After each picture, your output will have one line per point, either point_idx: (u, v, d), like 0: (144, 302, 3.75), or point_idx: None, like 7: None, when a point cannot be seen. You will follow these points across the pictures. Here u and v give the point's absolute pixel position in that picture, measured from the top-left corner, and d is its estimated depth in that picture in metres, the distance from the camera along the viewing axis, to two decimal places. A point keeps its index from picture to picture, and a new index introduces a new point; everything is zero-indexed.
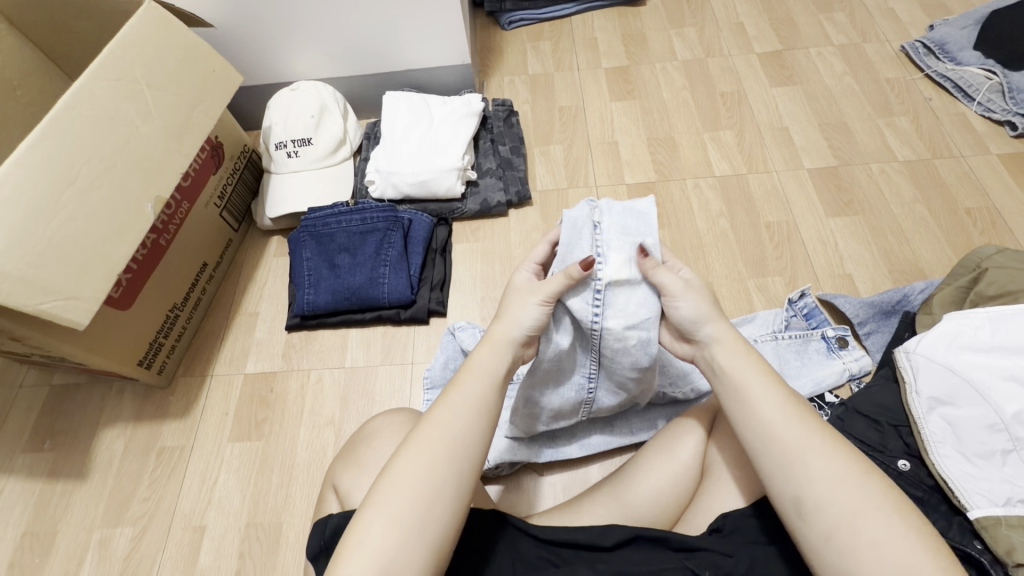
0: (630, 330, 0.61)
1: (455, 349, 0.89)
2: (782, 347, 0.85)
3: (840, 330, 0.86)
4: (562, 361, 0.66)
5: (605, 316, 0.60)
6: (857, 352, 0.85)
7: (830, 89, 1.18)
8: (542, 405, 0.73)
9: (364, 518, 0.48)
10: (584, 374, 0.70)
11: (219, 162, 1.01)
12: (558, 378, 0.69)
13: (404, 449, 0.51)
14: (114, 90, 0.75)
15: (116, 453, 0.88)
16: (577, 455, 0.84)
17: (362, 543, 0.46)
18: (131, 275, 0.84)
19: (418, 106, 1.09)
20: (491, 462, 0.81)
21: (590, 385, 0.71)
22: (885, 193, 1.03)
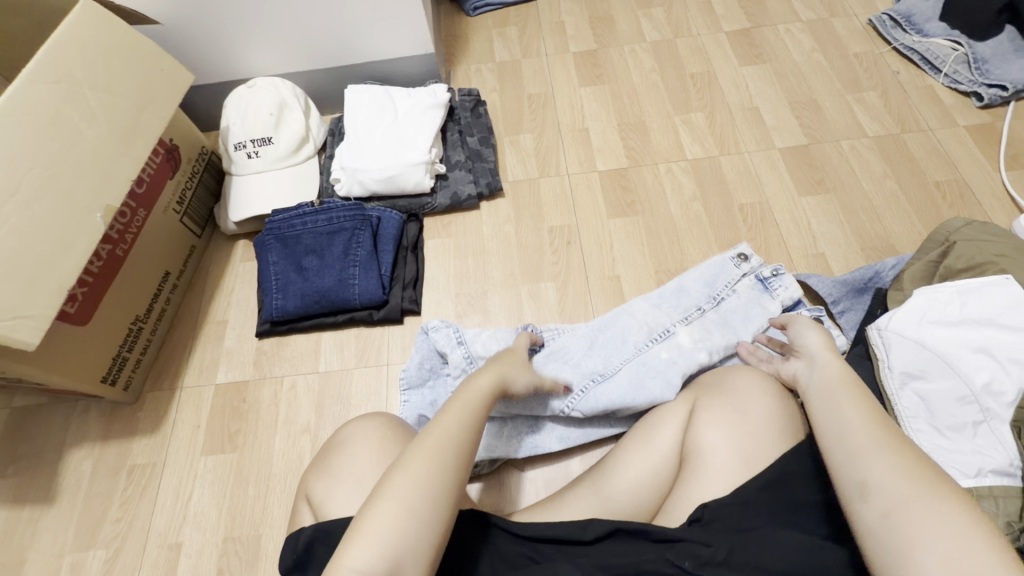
0: (669, 353, 0.81)
1: (429, 347, 0.85)
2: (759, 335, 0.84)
3: (815, 312, 0.85)
4: (604, 349, 0.83)
5: (657, 343, 0.82)
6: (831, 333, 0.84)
7: (799, 66, 1.17)
8: (558, 378, 0.81)
9: (374, 506, 0.47)
10: (606, 368, 0.81)
11: (176, 166, 0.97)
12: (588, 359, 0.83)
13: (416, 447, 0.51)
14: (52, 94, 0.71)
15: (85, 474, 0.85)
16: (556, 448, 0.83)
17: (364, 535, 0.45)
18: (87, 289, 0.80)
19: (381, 100, 1.05)
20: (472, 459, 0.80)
21: (600, 378, 0.81)
22: (856, 169, 1.03)
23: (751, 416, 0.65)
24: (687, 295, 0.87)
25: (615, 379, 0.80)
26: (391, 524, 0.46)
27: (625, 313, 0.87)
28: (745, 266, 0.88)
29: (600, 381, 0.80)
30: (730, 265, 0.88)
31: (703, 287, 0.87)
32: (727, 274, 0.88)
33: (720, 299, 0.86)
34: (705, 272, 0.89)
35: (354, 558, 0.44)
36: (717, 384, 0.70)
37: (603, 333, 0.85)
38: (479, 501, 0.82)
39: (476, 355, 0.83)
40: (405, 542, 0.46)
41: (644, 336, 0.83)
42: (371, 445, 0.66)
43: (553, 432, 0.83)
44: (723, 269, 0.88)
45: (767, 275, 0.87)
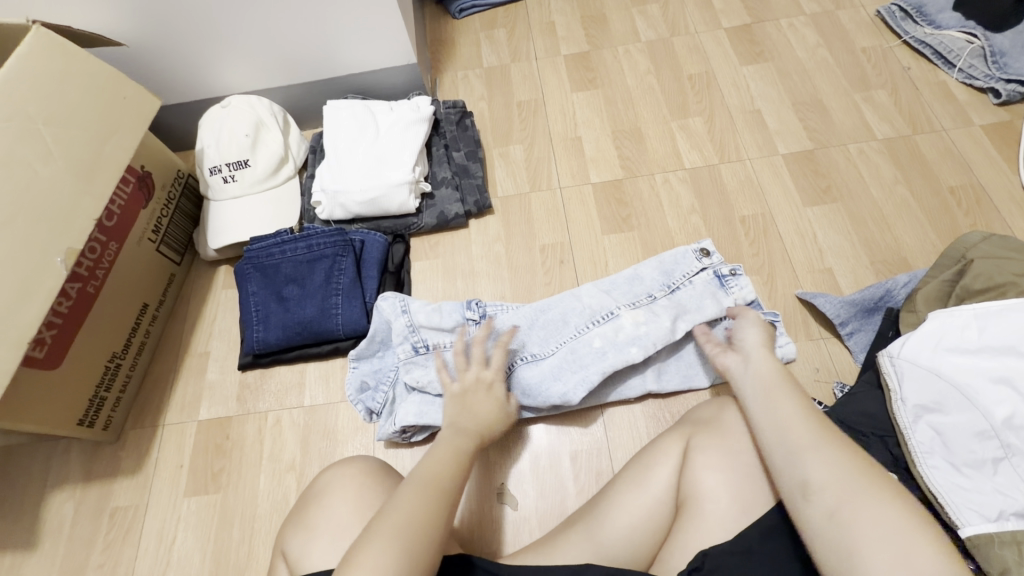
0: (603, 338, 0.81)
1: (383, 322, 0.86)
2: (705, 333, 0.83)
3: (771, 316, 0.84)
4: (542, 331, 0.83)
5: (595, 326, 0.82)
6: (784, 339, 0.83)
7: (803, 63, 1.11)
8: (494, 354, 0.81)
9: (364, 544, 0.48)
10: (538, 350, 0.82)
11: (150, 194, 0.93)
12: (526, 337, 0.83)
13: (403, 488, 0.53)
14: (6, 134, 0.67)
15: (66, 518, 0.83)
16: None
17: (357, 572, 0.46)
18: (56, 331, 0.77)
19: (362, 115, 1.00)
20: (400, 424, 0.79)
21: (529, 358, 0.82)
22: (864, 175, 0.97)
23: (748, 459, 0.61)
24: (640, 282, 0.86)
25: (542, 363, 0.81)
26: (383, 558, 0.47)
27: (573, 295, 0.86)
28: (706, 261, 0.87)
29: (528, 361, 0.81)
30: (691, 258, 0.87)
31: (659, 275, 0.86)
32: (686, 265, 0.87)
33: (669, 288, 0.85)
34: (663, 262, 0.87)
35: None
36: (711, 420, 0.67)
37: (547, 313, 0.84)
38: (468, 543, 0.77)
39: (419, 324, 0.83)
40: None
41: (586, 318, 0.83)
42: (349, 497, 0.63)
43: None
44: (683, 260, 0.87)
45: (726, 273, 0.86)
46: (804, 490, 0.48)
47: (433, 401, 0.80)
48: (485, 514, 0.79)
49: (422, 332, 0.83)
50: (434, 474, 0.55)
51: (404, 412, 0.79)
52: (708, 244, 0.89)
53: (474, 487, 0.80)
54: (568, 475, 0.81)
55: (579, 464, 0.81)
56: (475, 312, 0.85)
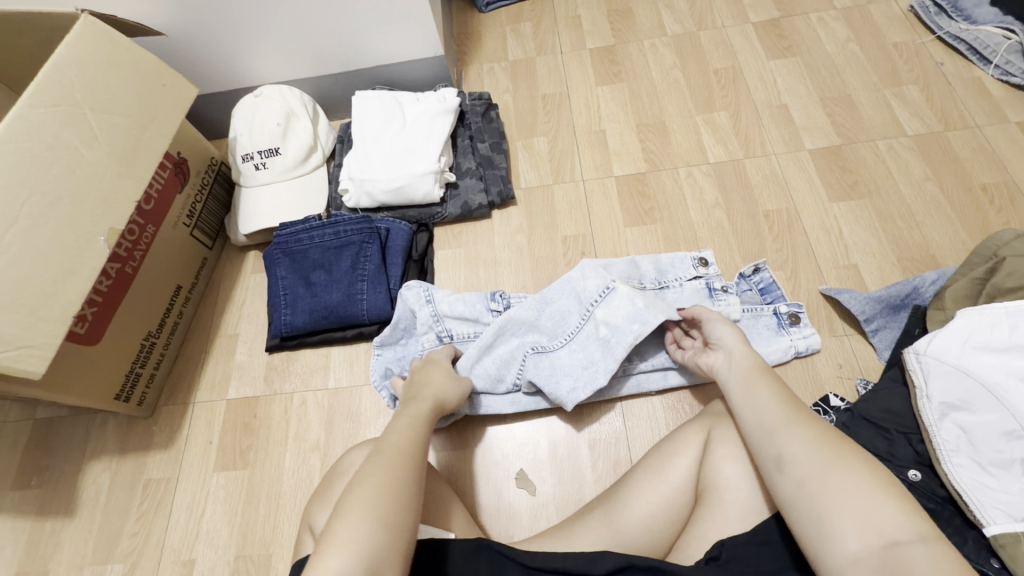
0: (605, 324, 0.79)
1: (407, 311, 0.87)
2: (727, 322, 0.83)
3: (793, 306, 0.85)
4: (547, 320, 0.83)
5: (597, 307, 0.81)
6: (807, 330, 0.83)
7: (833, 58, 1.10)
8: (504, 351, 0.82)
9: (338, 519, 0.50)
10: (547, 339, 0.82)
11: (185, 180, 0.96)
12: (529, 326, 0.83)
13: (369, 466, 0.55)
14: (54, 117, 0.71)
15: (102, 488, 0.86)
16: (508, 412, 0.83)
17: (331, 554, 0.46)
18: (96, 308, 0.80)
19: (389, 106, 1.02)
20: None
21: (538, 350, 0.82)
22: (893, 172, 0.96)
23: None
24: (637, 269, 0.87)
25: (553, 354, 0.81)
26: (359, 532, 0.48)
27: (571, 280, 0.84)
28: (702, 270, 0.87)
29: (538, 354, 0.82)
30: (688, 264, 0.88)
31: (654, 272, 0.87)
32: (678, 271, 0.87)
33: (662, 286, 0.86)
34: (661, 261, 0.88)
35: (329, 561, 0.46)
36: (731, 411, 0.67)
37: (549, 303, 0.84)
38: (489, 525, 0.78)
39: (444, 314, 0.85)
40: (376, 555, 0.47)
41: (582, 301, 0.82)
42: None
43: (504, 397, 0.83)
44: (680, 264, 0.88)
45: (718, 286, 0.86)
46: (778, 463, 0.51)
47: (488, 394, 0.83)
48: (505, 497, 0.80)
49: (447, 322, 0.85)
50: (400, 447, 0.58)
51: None
52: (709, 254, 0.89)
53: (493, 478, 0.82)
54: (586, 463, 0.81)
55: (596, 453, 0.82)
56: (499, 303, 0.86)
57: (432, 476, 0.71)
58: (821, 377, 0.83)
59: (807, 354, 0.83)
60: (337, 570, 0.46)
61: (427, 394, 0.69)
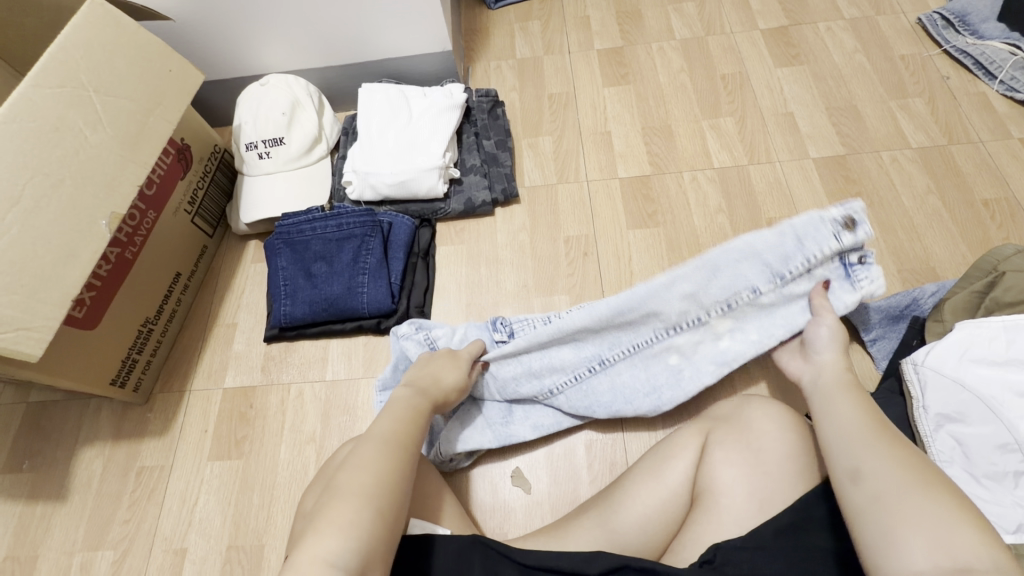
0: (680, 354, 0.78)
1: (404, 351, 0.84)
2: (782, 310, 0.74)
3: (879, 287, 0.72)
4: (619, 331, 0.78)
5: (678, 333, 0.77)
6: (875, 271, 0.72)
7: (840, 68, 1.10)
8: (556, 358, 0.79)
9: (334, 501, 0.50)
10: (617, 356, 0.79)
11: (188, 166, 0.95)
12: (595, 340, 0.79)
13: (364, 448, 0.56)
14: (58, 99, 0.70)
15: (95, 474, 0.86)
16: (531, 437, 0.81)
17: (321, 536, 0.46)
18: (95, 293, 0.80)
19: (396, 100, 1.02)
20: (446, 452, 0.79)
21: (598, 367, 0.79)
22: (896, 183, 0.96)
23: (766, 455, 0.62)
24: (750, 265, 0.73)
25: (613, 370, 0.80)
26: (356, 515, 0.48)
27: (659, 285, 0.74)
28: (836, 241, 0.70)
29: (597, 370, 0.80)
30: (815, 241, 0.71)
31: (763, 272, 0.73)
32: (815, 242, 0.71)
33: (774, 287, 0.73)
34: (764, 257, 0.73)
35: (321, 548, 0.46)
36: (732, 416, 0.68)
37: (625, 313, 0.75)
38: (484, 522, 0.79)
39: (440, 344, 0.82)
40: (370, 539, 0.48)
41: (668, 324, 0.77)
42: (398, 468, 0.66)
43: (526, 421, 0.82)
44: (814, 231, 0.71)
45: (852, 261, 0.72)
46: (854, 476, 0.48)
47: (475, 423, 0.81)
48: (499, 495, 0.80)
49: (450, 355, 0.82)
50: (396, 432, 0.58)
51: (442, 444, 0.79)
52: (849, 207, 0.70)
53: (489, 475, 0.82)
54: (582, 462, 0.82)
55: (593, 453, 0.82)
56: (502, 332, 0.85)
57: (428, 471, 0.71)
58: None
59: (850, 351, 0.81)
60: (331, 552, 0.45)
61: (425, 389, 0.69)
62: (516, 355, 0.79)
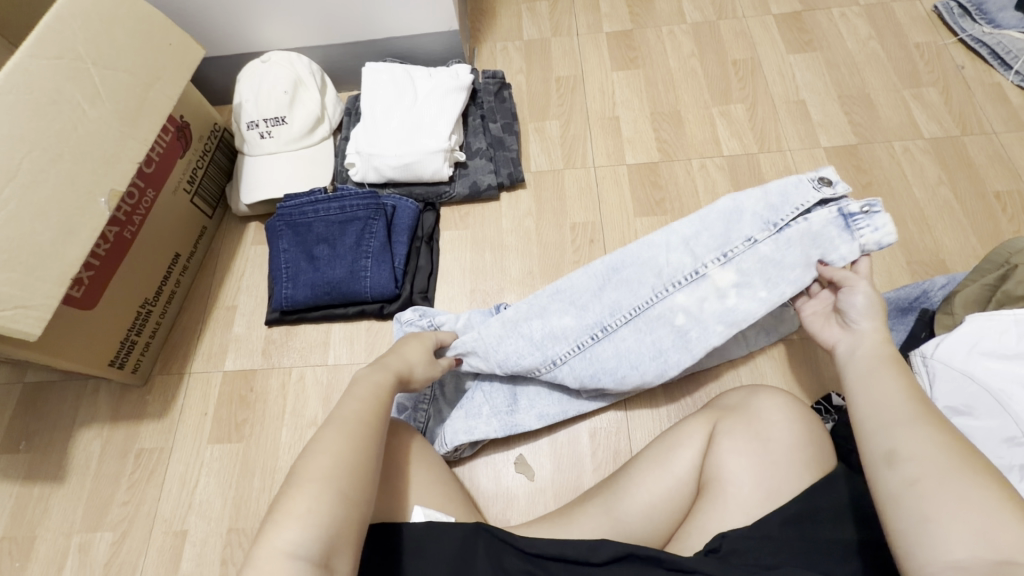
0: (684, 311, 0.75)
1: None
2: (782, 250, 0.72)
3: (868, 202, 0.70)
4: (614, 290, 0.77)
5: (678, 289, 0.75)
6: (879, 220, 0.69)
7: (853, 55, 1.08)
8: (556, 326, 0.77)
9: (292, 491, 0.49)
10: (618, 321, 0.77)
11: (187, 145, 0.93)
12: (595, 304, 0.77)
13: (326, 431, 0.54)
14: (55, 70, 0.68)
15: (93, 455, 0.85)
16: (536, 426, 0.81)
17: (286, 522, 0.46)
18: (93, 272, 0.78)
19: (401, 80, 1.00)
20: (450, 443, 0.78)
21: (600, 334, 0.77)
22: (908, 174, 0.95)
23: (775, 445, 0.62)
24: (736, 221, 0.74)
25: (616, 337, 0.77)
26: (314, 503, 0.48)
27: (650, 253, 0.77)
28: (827, 191, 0.72)
29: (600, 337, 0.77)
30: (805, 186, 0.73)
31: (758, 223, 0.73)
32: (798, 195, 0.72)
33: (757, 240, 0.73)
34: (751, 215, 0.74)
35: (281, 538, 0.46)
36: (739, 405, 0.68)
37: (620, 272, 0.77)
38: (488, 511, 0.78)
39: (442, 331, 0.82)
40: (330, 526, 0.47)
41: (665, 279, 0.76)
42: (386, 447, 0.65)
43: (531, 410, 0.81)
44: (794, 188, 0.73)
45: (852, 210, 0.70)
46: (890, 458, 0.47)
47: (478, 412, 0.80)
48: (502, 482, 0.80)
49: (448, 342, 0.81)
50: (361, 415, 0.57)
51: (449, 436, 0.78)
52: (826, 174, 0.74)
53: (492, 462, 0.81)
54: (586, 450, 0.81)
55: (597, 441, 0.82)
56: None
57: (432, 456, 0.70)
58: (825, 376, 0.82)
59: None
60: (291, 542, 0.46)
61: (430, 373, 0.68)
62: (515, 323, 0.77)
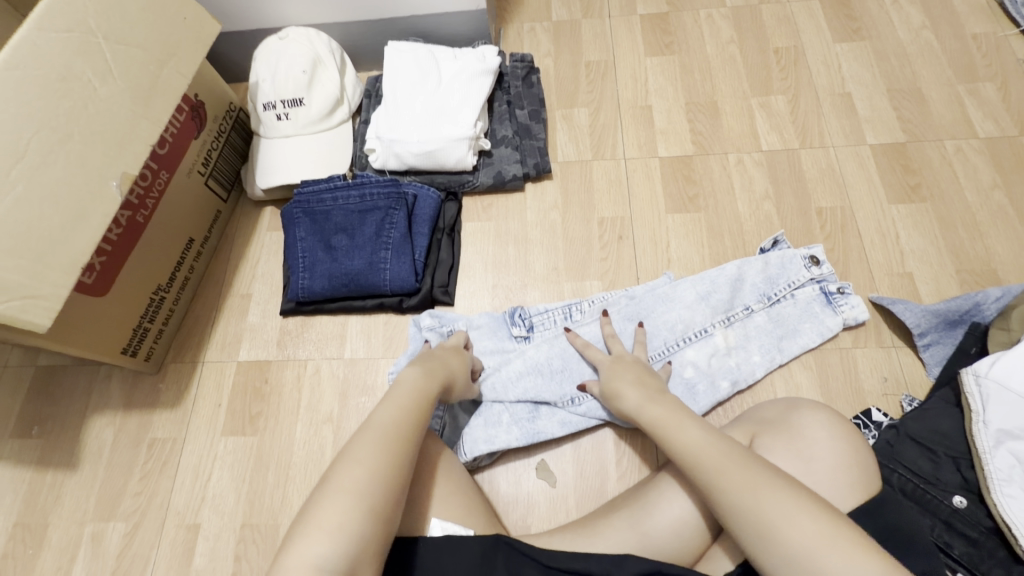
0: (693, 365, 0.78)
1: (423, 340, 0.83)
2: (778, 312, 0.80)
3: (841, 284, 0.82)
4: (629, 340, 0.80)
5: (688, 344, 0.79)
6: (855, 299, 0.80)
7: (904, 46, 1.01)
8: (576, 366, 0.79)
9: (321, 500, 0.47)
10: None
11: (202, 125, 0.89)
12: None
13: (361, 438, 0.52)
14: (64, 44, 0.64)
15: (106, 443, 0.83)
16: (559, 434, 0.78)
17: (318, 528, 0.45)
18: (105, 258, 0.76)
19: (424, 62, 0.95)
20: (469, 453, 0.75)
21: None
22: (959, 176, 0.89)
23: (817, 465, 0.59)
24: (740, 288, 0.81)
25: None
26: (346, 516, 0.46)
27: (665, 301, 0.81)
28: (815, 271, 0.82)
29: None
30: (799, 264, 0.82)
31: (762, 282, 0.81)
32: (794, 272, 0.82)
33: (750, 308, 0.80)
34: (756, 275, 0.82)
35: (310, 548, 0.44)
36: (778, 420, 0.64)
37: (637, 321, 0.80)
38: (508, 519, 0.76)
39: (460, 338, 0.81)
40: (361, 535, 0.46)
41: (677, 334, 0.79)
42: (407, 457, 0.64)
43: (553, 416, 0.78)
44: (791, 264, 0.82)
45: (833, 289, 0.81)
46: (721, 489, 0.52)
47: (498, 420, 0.77)
48: (522, 488, 0.77)
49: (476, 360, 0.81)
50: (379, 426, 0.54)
51: (470, 448, 0.75)
52: (819, 250, 0.84)
53: (513, 467, 0.79)
54: (611, 457, 0.78)
55: (622, 449, 0.78)
56: (521, 327, 0.83)
57: (453, 461, 0.68)
58: (864, 390, 0.78)
59: (856, 324, 0.81)
60: (320, 555, 0.44)
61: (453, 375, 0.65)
62: (534, 361, 0.80)
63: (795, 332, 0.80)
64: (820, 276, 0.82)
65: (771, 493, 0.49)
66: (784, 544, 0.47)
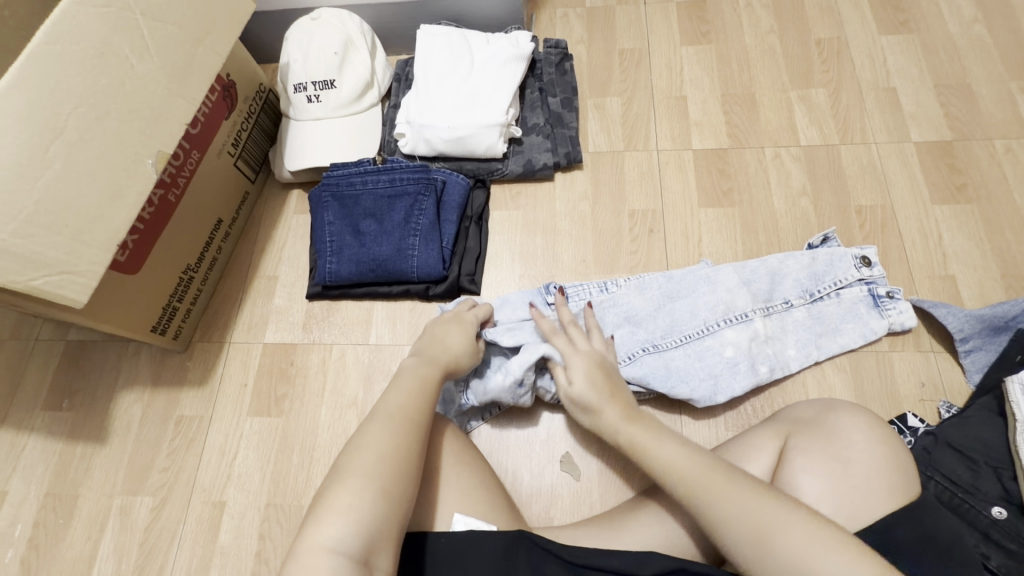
0: (733, 347, 0.76)
1: None
2: (818, 309, 0.79)
3: (891, 288, 0.79)
4: (667, 317, 0.78)
5: (729, 325, 0.77)
6: (903, 305, 0.78)
7: (954, 39, 0.97)
8: (611, 337, 0.77)
9: (335, 486, 0.47)
10: (671, 342, 0.77)
11: (232, 106, 0.89)
12: (651, 323, 0.78)
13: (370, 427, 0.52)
14: (104, 20, 0.63)
15: (134, 418, 0.85)
16: None
17: (330, 515, 0.45)
18: (138, 237, 0.76)
19: (457, 45, 0.93)
20: None
21: (652, 352, 0.76)
22: (1008, 176, 0.86)
23: (855, 468, 0.57)
24: (782, 283, 0.79)
25: (667, 358, 0.76)
26: (359, 501, 0.46)
27: (706, 280, 0.79)
28: (865, 272, 0.80)
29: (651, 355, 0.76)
30: (849, 264, 0.80)
31: (805, 279, 0.79)
32: (841, 271, 0.79)
33: (791, 302, 0.78)
34: (800, 271, 0.79)
35: (325, 533, 0.44)
36: (813, 421, 0.63)
37: (676, 300, 0.79)
38: (529, 510, 0.76)
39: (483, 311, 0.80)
40: (375, 519, 0.46)
41: (717, 315, 0.77)
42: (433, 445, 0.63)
43: None
44: (839, 263, 0.80)
45: (883, 292, 0.79)
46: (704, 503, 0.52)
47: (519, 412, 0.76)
48: (545, 480, 0.77)
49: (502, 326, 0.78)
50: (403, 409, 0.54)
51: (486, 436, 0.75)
52: (872, 252, 0.81)
53: (536, 459, 0.78)
54: None
55: None
56: (556, 298, 0.80)
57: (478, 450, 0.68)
58: (900, 394, 0.76)
59: (902, 331, 0.78)
60: (333, 538, 0.44)
61: None
62: None
63: (835, 333, 0.78)
64: (868, 278, 0.80)
65: (764, 506, 0.49)
66: (775, 552, 0.47)
